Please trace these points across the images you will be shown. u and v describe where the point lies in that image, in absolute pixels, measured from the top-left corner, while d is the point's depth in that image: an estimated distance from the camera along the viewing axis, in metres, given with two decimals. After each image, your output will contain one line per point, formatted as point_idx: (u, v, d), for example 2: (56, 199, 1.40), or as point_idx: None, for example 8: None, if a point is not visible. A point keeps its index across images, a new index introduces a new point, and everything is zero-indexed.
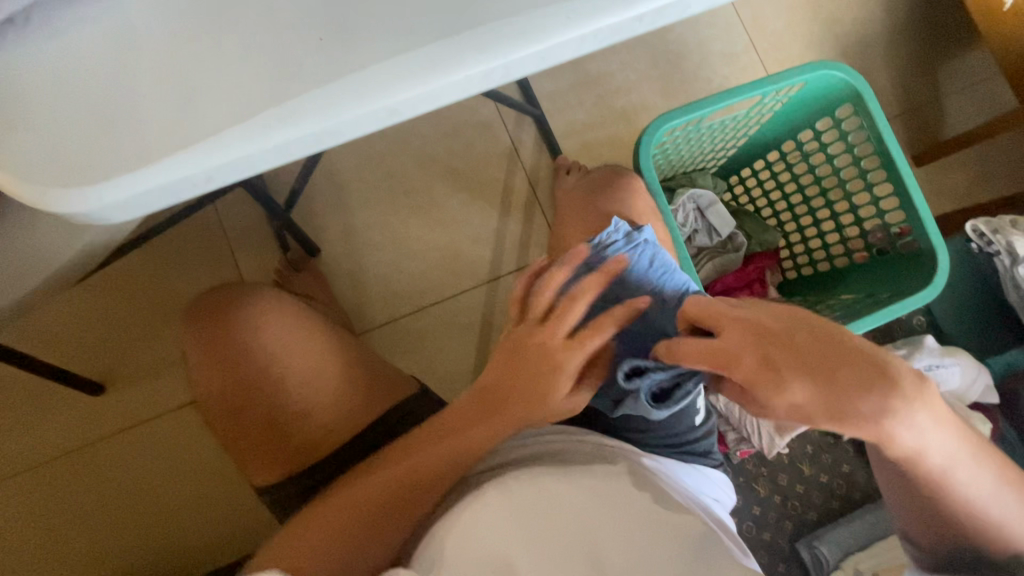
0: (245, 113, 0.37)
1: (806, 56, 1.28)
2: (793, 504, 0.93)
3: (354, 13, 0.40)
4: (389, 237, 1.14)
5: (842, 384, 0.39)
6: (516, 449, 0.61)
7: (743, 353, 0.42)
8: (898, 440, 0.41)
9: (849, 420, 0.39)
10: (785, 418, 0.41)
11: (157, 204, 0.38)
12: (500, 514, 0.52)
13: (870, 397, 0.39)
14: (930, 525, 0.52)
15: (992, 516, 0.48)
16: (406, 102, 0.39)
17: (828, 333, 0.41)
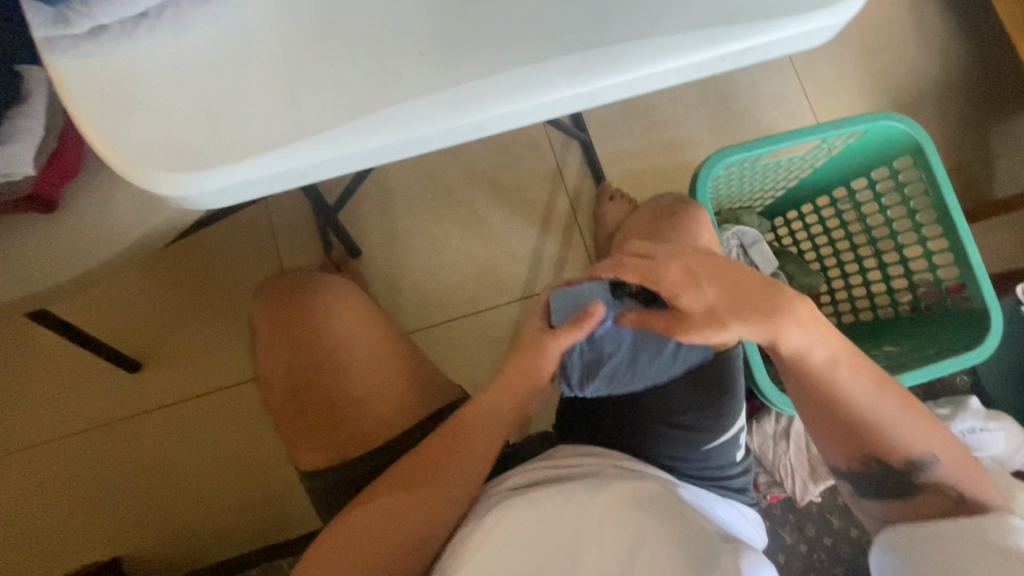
0: (343, 117, 0.39)
1: (856, 105, 1.28)
2: (818, 556, 0.90)
3: (454, 31, 0.42)
4: (429, 245, 1.16)
5: (744, 293, 0.53)
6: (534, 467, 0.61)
7: (667, 264, 0.53)
8: (785, 339, 0.54)
9: (747, 317, 0.52)
10: (700, 318, 0.53)
11: (252, 193, 0.40)
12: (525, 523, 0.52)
13: (766, 308, 0.53)
14: (840, 439, 0.61)
15: (877, 413, 0.59)
16: (493, 118, 0.41)
17: (743, 267, 0.55)
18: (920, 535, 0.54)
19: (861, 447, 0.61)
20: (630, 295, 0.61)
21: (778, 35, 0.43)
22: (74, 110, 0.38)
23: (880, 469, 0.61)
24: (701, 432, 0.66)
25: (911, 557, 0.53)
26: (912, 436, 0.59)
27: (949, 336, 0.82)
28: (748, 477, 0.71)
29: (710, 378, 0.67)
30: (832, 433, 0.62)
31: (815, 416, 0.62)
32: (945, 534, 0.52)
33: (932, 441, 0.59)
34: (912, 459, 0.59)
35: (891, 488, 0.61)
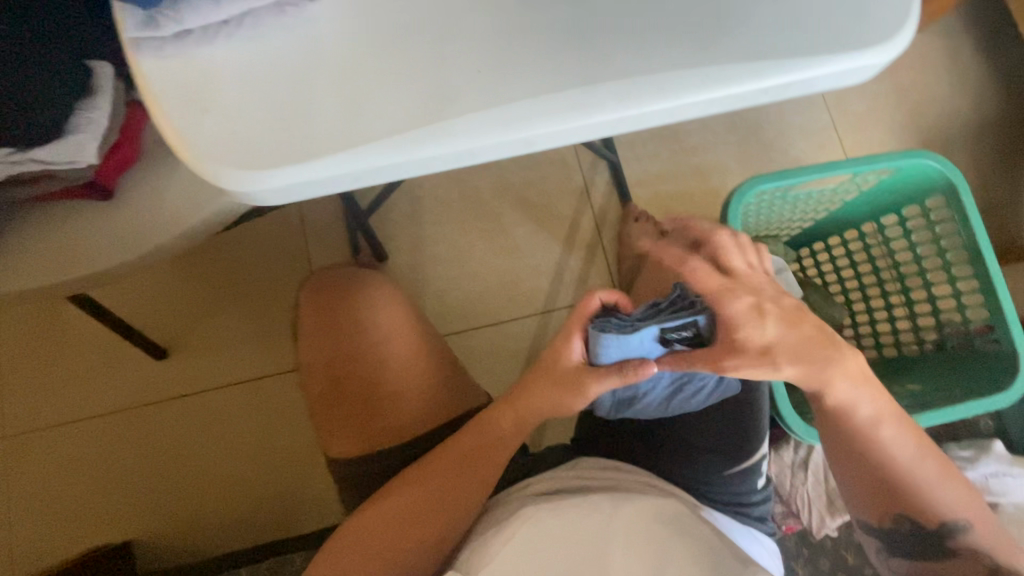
0: (402, 126, 0.41)
1: (887, 141, 1.28)
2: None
3: (510, 51, 0.44)
4: (454, 255, 1.18)
5: (807, 337, 0.54)
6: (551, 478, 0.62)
7: (739, 293, 0.51)
8: (833, 386, 0.57)
9: (798, 360, 0.54)
10: (754, 355, 0.51)
11: (309, 193, 0.42)
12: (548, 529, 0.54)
13: (821, 355, 0.55)
14: (878, 499, 0.61)
15: (915, 473, 0.59)
16: (542, 136, 0.43)
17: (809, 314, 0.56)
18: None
19: (898, 507, 0.61)
20: (680, 340, 0.51)
21: (821, 71, 0.45)
22: (152, 103, 0.40)
23: (911, 530, 0.61)
24: (724, 456, 0.66)
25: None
26: (948, 500, 0.60)
27: (977, 379, 0.82)
28: (768, 505, 0.70)
29: (735, 400, 0.67)
30: (867, 490, 0.62)
31: (851, 472, 0.62)
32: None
33: (966, 506, 0.60)
34: (947, 523, 0.60)
35: (920, 548, 0.61)
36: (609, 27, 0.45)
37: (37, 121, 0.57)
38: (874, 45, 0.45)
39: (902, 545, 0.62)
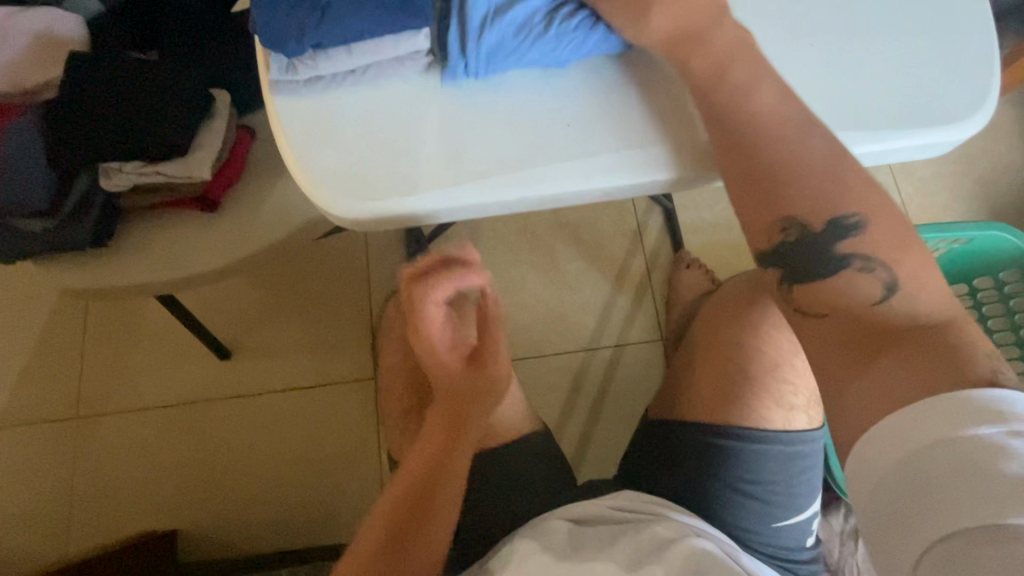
0: (498, 169, 0.46)
1: (952, 208, 1.25)
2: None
3: (601, 110, 0.48)
4: (506, 284, 1.23)
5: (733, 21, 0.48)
6: (585, 504, 0.64)
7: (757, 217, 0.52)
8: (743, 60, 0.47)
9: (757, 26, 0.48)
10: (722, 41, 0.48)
11: (407, 223, 0.47)
12: (575, 547, 0.57)
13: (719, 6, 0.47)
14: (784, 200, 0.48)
15: (819, 163, 0.47)
16: (621, 189, 0.48)
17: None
18: (890, 477, 0.39)
19: (799, 209, 0.47)
20: None
21: (893, 145, 0.47)
22: (283, 141, 0.47)
23: (808, 244, 0.47)
24: (775, 508, 0.65)
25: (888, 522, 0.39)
26: (861, 207, 0.47)
27: None
28: (815, 564, 0.69)
29: (796, 454, 0.66)
30: (765, 189, 0.48)
31: (750, 176, 0.48)
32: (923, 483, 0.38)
33: (890, 229, 0.46)
34: (862, 232, 0.46)
35: (828, 274, 0.46)
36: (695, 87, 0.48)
37: (166, 138, 0.66)
38: (946, 123, 0.47)
39: (804, 269, 0.47)
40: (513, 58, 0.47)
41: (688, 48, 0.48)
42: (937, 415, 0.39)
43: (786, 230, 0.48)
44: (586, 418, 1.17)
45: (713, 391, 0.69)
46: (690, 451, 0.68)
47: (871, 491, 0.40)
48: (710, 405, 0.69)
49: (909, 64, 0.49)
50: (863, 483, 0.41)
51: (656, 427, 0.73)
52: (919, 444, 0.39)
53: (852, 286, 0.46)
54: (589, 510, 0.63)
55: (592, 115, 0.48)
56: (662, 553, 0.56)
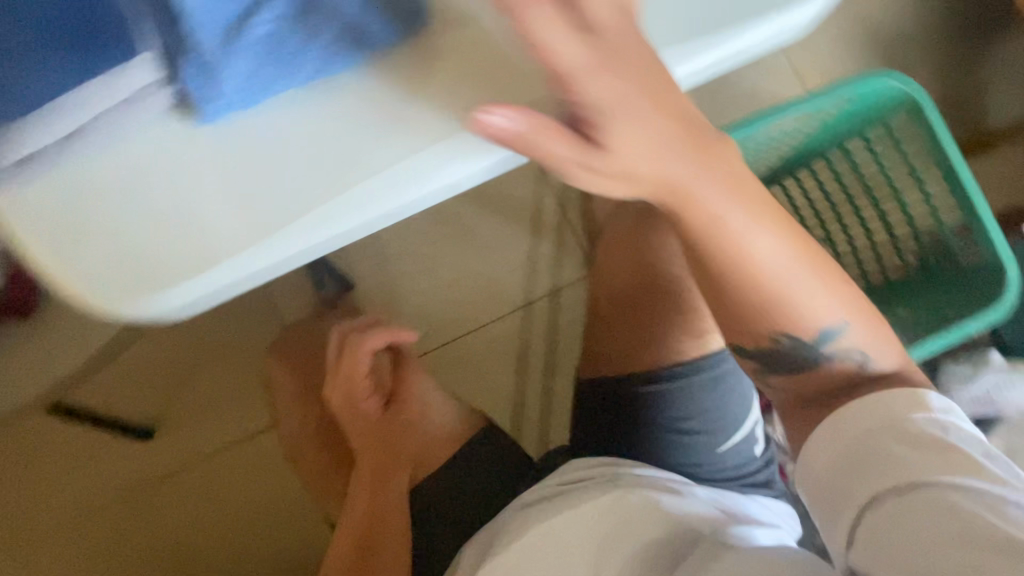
0: (296, 209, 0.37)
1: (838, 54, 1.21)
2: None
3: (412, 89, 0.38)
4: (423, 267, 1.14)
5: None
6: (530, 492, 0.61)
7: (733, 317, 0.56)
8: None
9: None
10: None
11: (224, 296, 0.38)
12: (526, 534, 0.54)
13: None
14: (772, 312, 0.50)
15: (760, 248, 0.48)
16: (468, 177, 0.39)
17: None
18: (847, 449, 0.47)
19: (778, 321, 0.51)
20: None
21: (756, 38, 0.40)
22: (22, 248, 0.36)
23: (798, 343, 0.52)
24: (720, 434, 0.63)
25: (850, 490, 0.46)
26: (809, 291, 0.50)
27: (965, 303, 0.80)
28: (771, 469, 0.68)
29: (718, 377, 0.63)
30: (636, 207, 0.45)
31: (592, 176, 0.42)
32: (880, 455, 0.45)
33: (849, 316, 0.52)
34: (829, 329, 0.51)
35: (804, 363, 0.53)
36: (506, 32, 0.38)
37: None
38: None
39: (783, 364, 0.54)
40: (287, 71, 0.36)
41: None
42: (894, 399, 0.48)
43: (777, 339, 0.52)
44: (542, 374, 1.16)
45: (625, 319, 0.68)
46: (618, 406, 0.66)
47: (833, 463, 0.48)
48: (623, 335, 0.68)
49: None
50: (819, 452, 0.49)
51: (586, 380, 0.71)
52: (870, 428, 0.47)
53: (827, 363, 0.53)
54: (533, 495, 0.61)
55: (395, 96, 0.38)
56: (599, 513, 0.55)
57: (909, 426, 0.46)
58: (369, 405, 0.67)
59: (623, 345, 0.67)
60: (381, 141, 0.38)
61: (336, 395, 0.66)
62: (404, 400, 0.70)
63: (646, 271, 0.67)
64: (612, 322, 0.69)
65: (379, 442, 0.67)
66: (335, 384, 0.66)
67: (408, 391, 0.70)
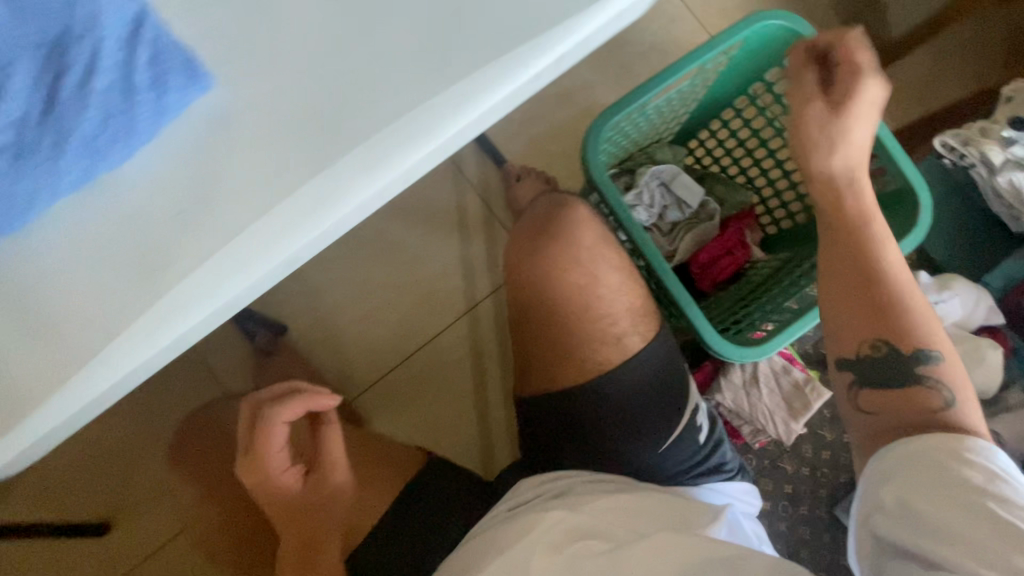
0: (102, 337, 0.32)
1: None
2: (826, 492, 0.82)
3: (210, 167, 0.34)
4: (356, 293, 1.08)
5: None
6: (479, 526, 0.60)
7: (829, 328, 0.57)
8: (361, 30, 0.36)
9: None
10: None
11: (62, 435, 0.34)
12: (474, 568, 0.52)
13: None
14: (875, 313, 0.54)
15: (863, 232, 0.56)
16: (308, 247, 0.34)
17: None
18: (911, 457, 0.46)
19: (879, 329, 0.53)
20: None
21: (594, 24, 0.36)
22: None
23: (899, 357, 0.52)
24: (661, 429, 0.62)
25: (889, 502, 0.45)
26: (922, 313, 0.53)
27: (890, 229, 0.77)
28: (722, 450, 0.66)
29: (646, 373, 0.63)
30: None
31: None
32: (932, 470, 0.44)
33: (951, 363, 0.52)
34: (927, 354, 0.51)
35: (908, 384, 0.51)
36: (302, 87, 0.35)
37: None
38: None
39: (883, 380, 0.52)
40: (38, 187, 0.30)
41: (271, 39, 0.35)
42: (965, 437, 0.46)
43: (875, 347, 0.53)
44: (499, 378, 1.11)
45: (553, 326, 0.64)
46: (558, 421, 0.64)
47: (887, 473, 0.46)
48: (555, 344, 0.64)
49: None
50: (892, 449, 0.47)
51: (523, 395, 0.68)
52: (929, 444, 0.46)
53: (919, 397, 0.50)
54: (483, 526, 0.59)
55: (198, 179, 0.34)
56: (550, 532, 0.53)
57: (970, 448, 0.45)
58: (286, 479, 0.57)
59: (554, 354, 0.64)
60: (191, 232, 0.33)
61: (250, 480, 0.55)
62: (328, 466, 0.59)
63: (573, 270, 0.63)
64: (537, 330, 0.65)
65: (301, 515, 0.59)
66: (248, 467, 0.55)
67: (330, 460, 0.59)
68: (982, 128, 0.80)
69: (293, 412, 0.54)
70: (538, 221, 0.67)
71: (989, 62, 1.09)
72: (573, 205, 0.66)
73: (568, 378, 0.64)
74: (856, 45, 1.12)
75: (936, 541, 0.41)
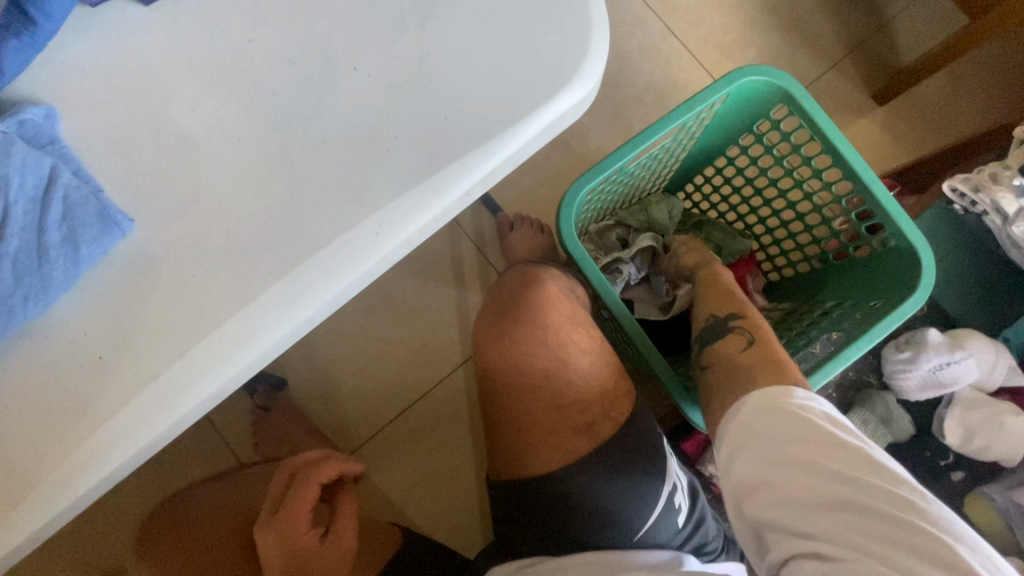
0: (23, 488, 0.32)
1: (730, 25, 1.08)
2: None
3: (131, 318, 0.34)
4: (351, 348, 1.04)
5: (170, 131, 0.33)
6: None
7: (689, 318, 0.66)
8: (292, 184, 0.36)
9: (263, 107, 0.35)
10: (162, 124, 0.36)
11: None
12: None
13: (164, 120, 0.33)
14: (713, 296, 0.65)
15: None
16: (233, 379, 0.34)
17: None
18: (746, 426, 0.48)
19: (708, 304, 0.64)
20: None
21: (522, 143, 0.35)
22: None
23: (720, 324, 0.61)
24: (644, 509, 0.58)
25: (763, 487, 0.45)
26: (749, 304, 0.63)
27: (892, 285, 0.72)
28: (704, 529, 0.63)
29: (619, 455, 0.59)
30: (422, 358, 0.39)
31: None
32: (778, 440, 0.46)
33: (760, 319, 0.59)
34: (738, 313, 0.61)
35: (721, 336, 0.60)
36: (225, 230, 0.35)
37: None
38: (564, 79, 0.35)
39: (710, 339, 0.61)
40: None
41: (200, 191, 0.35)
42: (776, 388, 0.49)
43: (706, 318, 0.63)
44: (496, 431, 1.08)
45: (528, 409, 0.61)
46: (534, 499, 0.60)
47: (745, 461, 0.47)
48: (523, 428, 0.61)
49: (491, 52, 0.36)
50: (729, 418, 0.50)
51: (499, 476, 0.64)
52: (768, 411, 0.48)
53: (727, 351, 0.57)
54: None
55: (114, 326, 0.33)
56: None
57: (782, 392, 0.49)
58: (310, 540, 0.48)
59: (529, 438, 0.61)
60: (113, 378, 0.33)
61: (268, 543, 0.47)
62: (340, 527, 0.52)
63: (548, 351, 0.60)
64: (518, 411, 0.62)
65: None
66: (269, 525, 0.47)
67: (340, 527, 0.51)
68: (993, 171, 0.73)
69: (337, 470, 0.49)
70: (517, 296, 0.64)
71: (1000, 91, 1.03)
72: (542, 284, 0.63)
73: (536, 464, 0.60)
74: (863, 77, 1.06)
75: (804, 515, 0.43)
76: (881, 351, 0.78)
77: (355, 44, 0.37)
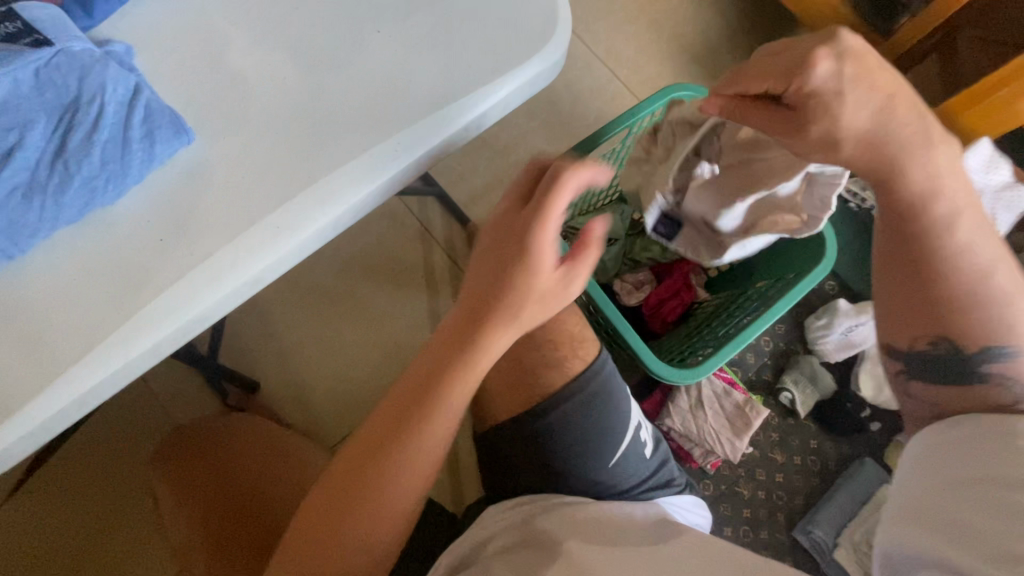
0: (87, 345, 0.38)
1: (663, 74, 1.28)
2: (783, 517, 0.84)
3: (191, 207, 0.41)
4: (324, 349, 1.06)
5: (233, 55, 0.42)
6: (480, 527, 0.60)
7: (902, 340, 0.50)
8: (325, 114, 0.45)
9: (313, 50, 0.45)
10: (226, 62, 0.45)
11: (67, 421, 0.39)
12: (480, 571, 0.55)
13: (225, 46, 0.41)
14: (932, 313, 0.47)
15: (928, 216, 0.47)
16: (268, 268, 0.41)
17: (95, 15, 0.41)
18: (948, 446, 0.43)
19: (940, 325, 0.47)
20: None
21: (510, 89, 0.46)
22: None
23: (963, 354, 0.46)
24: (614, 440, 0.64)
25: (925, 503, 0.42)
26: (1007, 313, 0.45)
27: (803, 260, 0.85)
28: (667, 467, 0.69)
29: (592, 396, 0.64)
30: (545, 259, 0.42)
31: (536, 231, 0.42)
32: (969, 471, 0.41)
33: None
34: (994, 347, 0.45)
35: (968, 381, 0.46)
36: (270, 148, 0.43)
37: None
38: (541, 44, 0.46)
39: (945, 377, 0.47)
40: (40, 218, 0.37)
41: (254, 112, 0.44)
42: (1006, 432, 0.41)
43: (936, 343, 0.47)
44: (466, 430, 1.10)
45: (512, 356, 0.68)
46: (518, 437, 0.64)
47: (919, 475, 0.44)
48: (510, 372, 0.66)
49: (482, 19, 0.47)
50: (931, 438, 0.45)
51: (481, 430, 0.69)
52: (971, 435, 0.43)
53: (977, 394, 0.45)
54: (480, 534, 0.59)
55: (175, 215, 0.41)
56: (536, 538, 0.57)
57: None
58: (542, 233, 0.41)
59: (506, 383, 0.65)
60: (169, 257, 0.40)
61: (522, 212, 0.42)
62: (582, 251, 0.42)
63: None
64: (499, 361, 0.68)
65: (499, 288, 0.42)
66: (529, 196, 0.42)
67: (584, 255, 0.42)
68: None
69: (591, 178, 0.40)
70: None
71: None
72: None
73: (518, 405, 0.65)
74: None
75: (937, 516, 0.41)
76: (803, 323, 0.91)
77: (378, 16, 0.47)
